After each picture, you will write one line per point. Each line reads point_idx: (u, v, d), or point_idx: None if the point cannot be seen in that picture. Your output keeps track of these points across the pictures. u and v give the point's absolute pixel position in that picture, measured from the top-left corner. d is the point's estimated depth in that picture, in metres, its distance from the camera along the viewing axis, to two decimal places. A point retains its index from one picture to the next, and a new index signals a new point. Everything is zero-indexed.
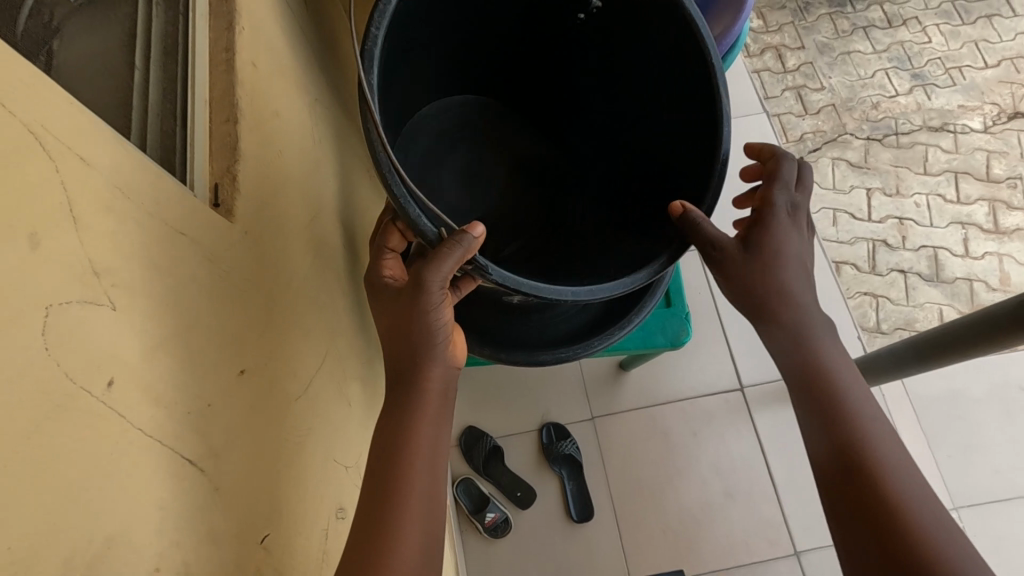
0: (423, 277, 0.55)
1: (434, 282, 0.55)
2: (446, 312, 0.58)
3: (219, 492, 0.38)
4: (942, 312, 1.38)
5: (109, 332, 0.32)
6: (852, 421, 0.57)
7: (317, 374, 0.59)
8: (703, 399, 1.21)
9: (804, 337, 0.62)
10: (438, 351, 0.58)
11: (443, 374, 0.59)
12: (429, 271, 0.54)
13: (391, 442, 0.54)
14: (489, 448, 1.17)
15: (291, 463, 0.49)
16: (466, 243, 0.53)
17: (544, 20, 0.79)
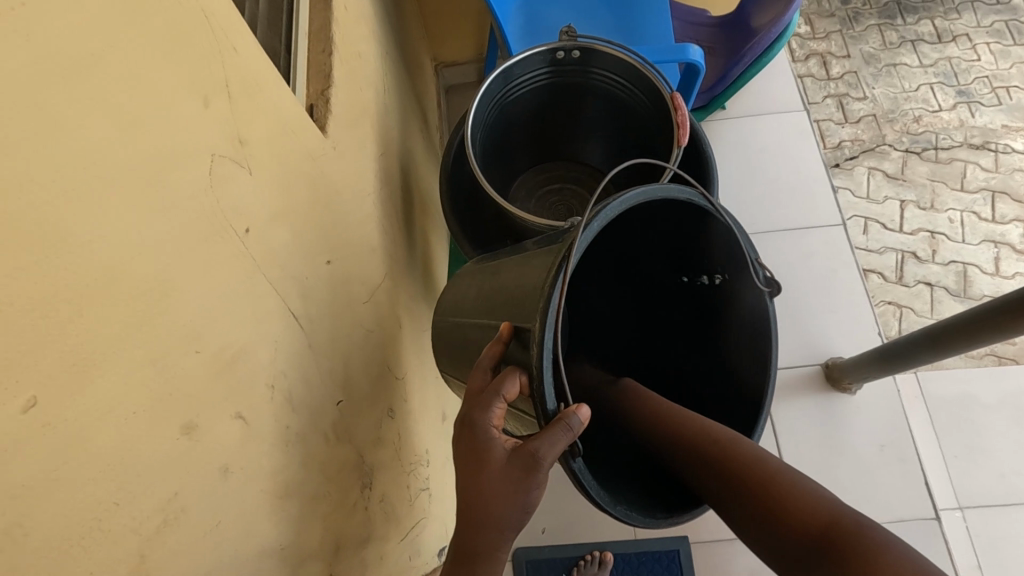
0: (533, 450, 0.44)
1: (541, 462, 0.44)
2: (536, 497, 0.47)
3: (311, 350, 0.45)
4: None
5: (247, 190, 0.39)
6: (713, 448, 0.50)
7: (375, 289, 0.66)
8: None
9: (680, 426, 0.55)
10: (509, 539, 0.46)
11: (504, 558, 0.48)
12: (539, 449, 0.43)
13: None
14: None
15: (356, 351, 0.55)
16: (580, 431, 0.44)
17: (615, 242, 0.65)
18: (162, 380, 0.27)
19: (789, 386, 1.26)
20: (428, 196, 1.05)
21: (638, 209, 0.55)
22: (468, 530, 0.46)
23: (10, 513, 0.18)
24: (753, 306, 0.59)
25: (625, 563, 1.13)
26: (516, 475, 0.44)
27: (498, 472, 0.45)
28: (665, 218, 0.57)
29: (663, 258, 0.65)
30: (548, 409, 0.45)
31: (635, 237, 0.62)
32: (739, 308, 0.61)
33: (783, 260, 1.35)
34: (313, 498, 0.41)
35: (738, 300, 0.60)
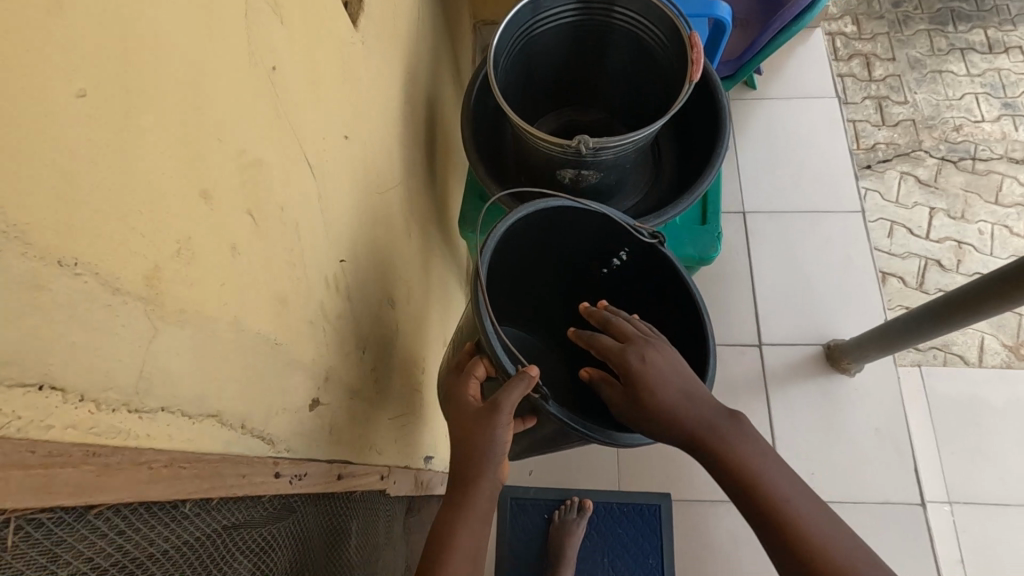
0: (495, 397, 0.59)
1: (504, 408, 0.59)
2: (508, 438, 0.60)
3: (321, 202, 0.49)
4: (984, 341, 1.31)
5: (278, 34, 0.42)
6: (800, 526, 0.52)
7: (391, 190, 0.69)
8: (723, 348, 1.28)
9: (768, 489, 0.54)
10: (492, 464, 0.58)
11: (493, 490, 0.59)
12: (499, 394, 0.59)
13: (449, 517, 0.57)
14: None
15: (365, 231, 0.59)
16: (533, 379, 0.59)
17: (553, 270, 0.83)
18: (188, 141, 0.31)
19: (792, 367, 1.26)
20: (452, 134, 1.08)
21: (537, 229, 0.74)
22: (460, 462, 0.59)
23: (57, 164, 0.22)
24: (654, 252, 0.75)
25: (606, 509, 1.16)
26: (485, 420, 0.59)
27: (472, 422, 0.60)
28: (566, 226, 0.75)
29: (588, 262, 0.82)
30: (508, 369, 0.61)
31: (562, 251, 0.80)
32: (650, 261, 0.76)
33: (797, 242, 1.36)
34: (310, 328, 0.45)
35: (645, 255, 0.77)
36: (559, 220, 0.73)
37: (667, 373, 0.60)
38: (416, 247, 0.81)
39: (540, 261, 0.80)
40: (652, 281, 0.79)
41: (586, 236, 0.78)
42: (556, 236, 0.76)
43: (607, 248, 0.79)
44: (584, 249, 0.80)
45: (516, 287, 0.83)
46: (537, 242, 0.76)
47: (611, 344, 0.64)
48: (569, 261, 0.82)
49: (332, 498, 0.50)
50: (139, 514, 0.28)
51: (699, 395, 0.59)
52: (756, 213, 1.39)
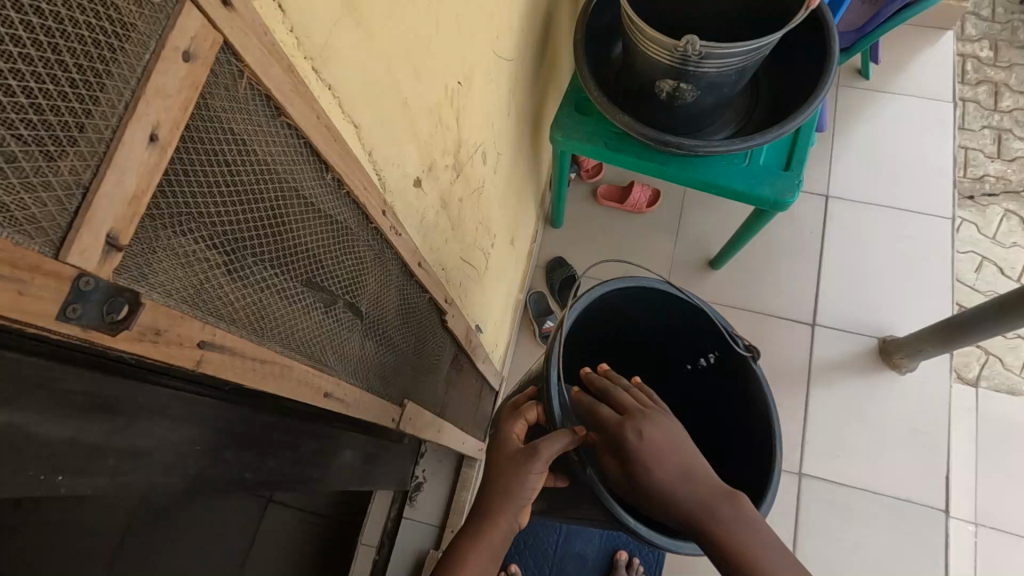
0: (536, 442, 0.61)
1: (541, 457, 0.61)
2: (536, 486, 0.62)
3: (461, 17, 0.55)
4: None
5: None
6: None
7: (507, 54, 0.75)
8: (775, 320, 1.27)
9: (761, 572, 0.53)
10: (514, 508, 0.60)
11: (507, 531, 0.60)
12: (541, 442, 0.61)
13: (465, 541, 0.59)
14: (566, 277, 1.30)
15: (482, 73, 0.65)
16: (578, 436, 0.61)
17: (643, 341, 0.88)
18: None
19: (841, 356, 1.24)
20: (560, 48, 1.12)
21: (634, 301, 0.80)
22: (486, 499, 0.61)
23: None
24: (742, 363, 0.75)
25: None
26: (520, 464, 0.61)
27: (506, 462, 0.62)
28: (663, 308, 0.80)
29: (680, 351, 0.85)
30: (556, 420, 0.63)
31: (655, 328, 0.84)
32: (735, 370, 0.77)
33: (874, 236, 1.33)
34: (426, 115, 0.51)
35: (731, 363, 0.78)
36: (658, 301, 0.78)
37: (668, 445, 0.60)
38: (513, 126, 0.87)
39: (635, 330, 0.86)
40: (733, 390, 0.79)
41: (681, 325, 0.81)
42: (653, 312, 0.81)
43: (698, 341, 0.82)
44: (676, 336, 0.84)
45: (606, 347, 0.89)
46: (632, 312, 0.82)
47: (609, 417, 0.63)
48: (661, 338, 0.86)
49: (408, 283, 0.57)
50: (300, 147, 0.35)
51: (695, 472, 0.59)
52: (838, 200, 1.37)
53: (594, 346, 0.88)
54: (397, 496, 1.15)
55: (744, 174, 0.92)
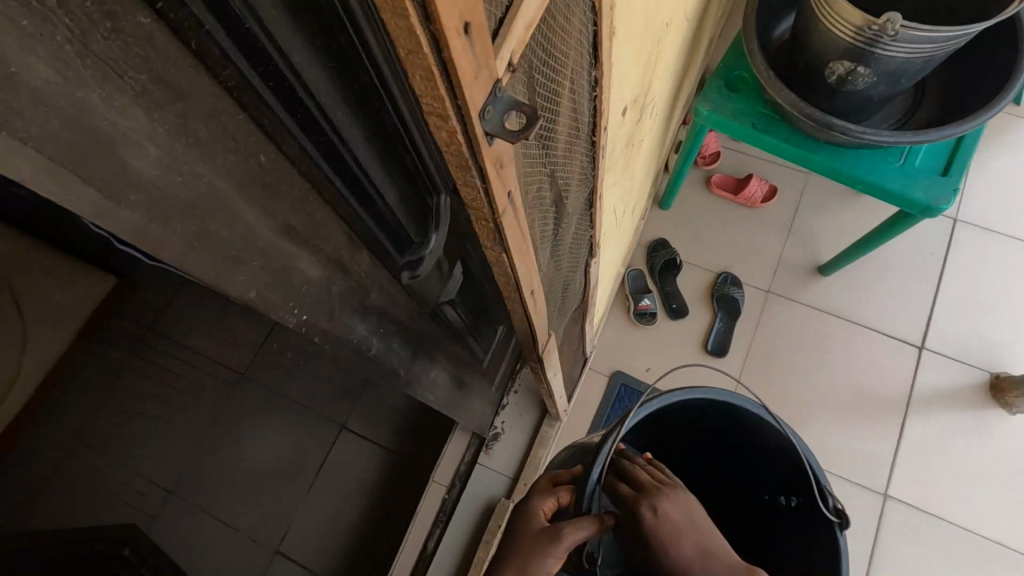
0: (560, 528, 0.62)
1: (563, 542, 0.61)
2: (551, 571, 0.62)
3: None
4: None
5: None
6: None
7: (690, 10, 0.75)
8: (879, 336, 1.23)
9: None
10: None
11: None
12: (565, 528, 0.61)
13: None
14: (668, 259, 1.30)
15: (678, 21, 0.66)
16: (600, 527, 0.62)
17: (725, 453, 0.88)
18: None
19: (944, 385, 1.19)
20: (710, 22, 1.11)
21: (727, 412, 0.80)
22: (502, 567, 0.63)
23: None
24: (825, 522, 0.74)
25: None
26: (540, 546, 0.62)
27: (528, 537, 0.64)
28: (755, 432, 0.80)
29: (762, 478, 0.85)
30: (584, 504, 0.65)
31: (742, 447, 0.84)
32: (814, 527, 0.76)
33: (999, 267, 1.27)
34: (649, 45, 0.52)
35: (810, 517, 0.77)
36: (752, 425, 0.79)
37: (683, 522, 0.68)
38: (670, 88, 0.87)
39: (721, 438, 0.86)
40: (805, 540, 0.78)
41: (772, 458, 0.81)
42: (741, 431, 0.82)
43: (783, 478, 0.81)
44: (760, 463, 0.84)
45: (686, 442, 0.90)
46: (721, 421, 0.82)
47: (626, 492, 0.71)
48: (744, 458, 0.86)
49: (585, 220, 0.60)
50: (595, 53, 0.38)
51: (707, 550, 0.68)
52: (966, 225, 1.31)
53: (673, 437, 0.89)
54: (473, 442, 1.18)
55: (896, 174, 0.89)
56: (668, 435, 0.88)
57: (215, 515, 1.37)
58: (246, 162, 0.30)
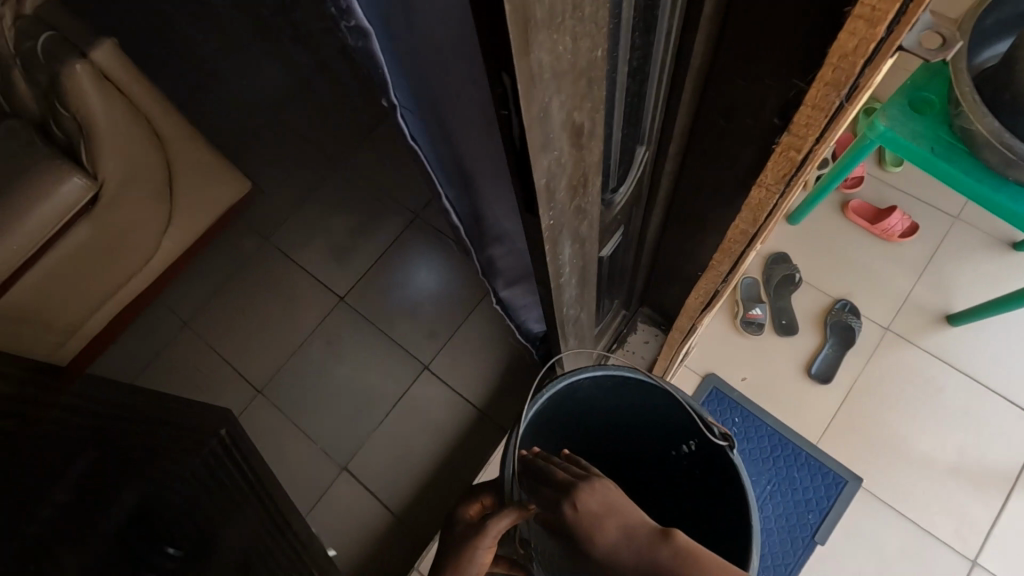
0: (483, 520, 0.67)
1: (486, 532, 0.66)
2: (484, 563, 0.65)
3: None
4: None
5: None
6: None
7: None
8: (998, 399, 1.16)
9: None
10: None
11: None
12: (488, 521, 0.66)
13: None
14: (787, 274, 1.27)
15: None
16: (519, 511, 0.65)
17: (632, 437, 0.89)
18: None
19: None
20: None
21: (606, 385, 0.82)
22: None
23: None
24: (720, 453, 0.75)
25: (749, 451, 1.16)
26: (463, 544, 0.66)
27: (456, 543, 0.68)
28: (633, 388, 0.82)
29: (664, 437, 0.85)
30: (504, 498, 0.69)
31: (637, 416, 0.86)
32: (717, 465, 0.77)
33: None
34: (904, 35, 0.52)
35: (711, 457, 0.78)
36: (636, 390, 0.82)
37: (606, 509, 0.59)
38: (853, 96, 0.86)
39: (618, 418, 0.88)
40: (712, 479, 0.78)
41: (664, 413, 0.82)
42: (632, 399, 0.84)
43: (677, 431, 0.82)
44: (658, 425, 0.85)
45: (589, 441, 0.91)
46: (609, 399, 0.85)
47: (553, 493, 0.64)
48: (646, 431, 0.87)
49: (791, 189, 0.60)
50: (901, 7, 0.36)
51: (635, 524, 0.57)
52: None
53: (579, 437, 0.91)
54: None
55: None
56: (574, 436, 0.90)
57: (298, 423, 1.45)
58: (595, 52, 0.32)
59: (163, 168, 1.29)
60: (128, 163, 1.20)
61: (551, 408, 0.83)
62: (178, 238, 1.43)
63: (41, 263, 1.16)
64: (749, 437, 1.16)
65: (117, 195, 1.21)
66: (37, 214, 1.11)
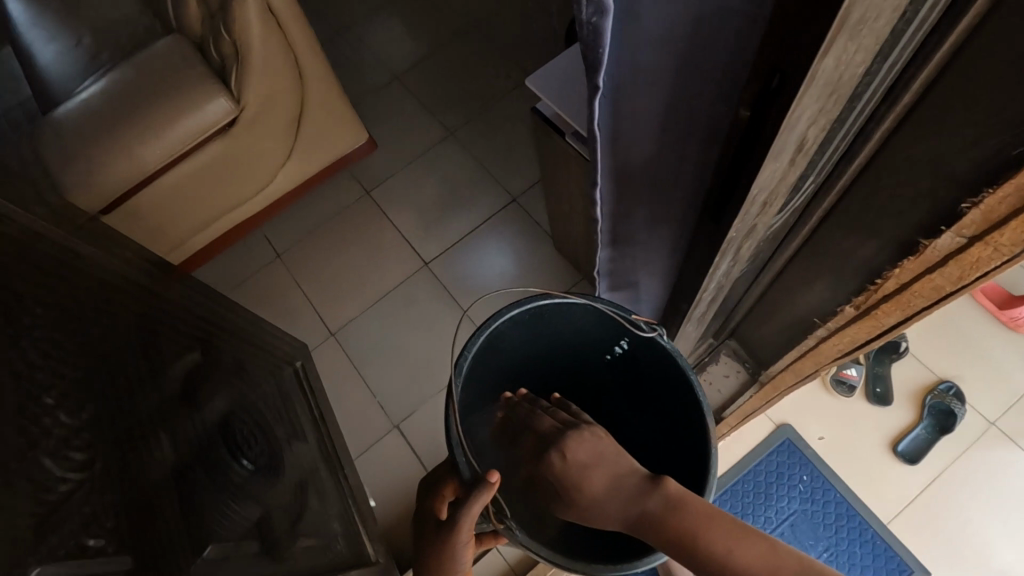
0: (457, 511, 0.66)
1: (463, 518, 0.65)
2: (465, 547, 0.68)
3: None
4: None
5: None
6: None
7: None
8: None
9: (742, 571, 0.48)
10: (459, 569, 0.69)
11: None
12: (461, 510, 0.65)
13: None
14: (892, 341, 1.19)
15: None
16: (493, 485, 0.64)
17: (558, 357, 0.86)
18: None
19: None
20: None
21: (524, 313, 0.77)
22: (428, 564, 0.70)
23: None
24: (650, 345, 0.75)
25: (812, 513, 1.11)
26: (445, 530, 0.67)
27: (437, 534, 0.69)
28: (558, 309, 0.78)
29: (591, 342, 0.83)
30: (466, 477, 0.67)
31: (564, 335, 0.83)
32: (651, 361, 0.76)
33: None
34: None
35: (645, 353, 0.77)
36: (556, 308, 0.78)
37: (594, 458, 0.62)
38: None
39: (541, 344, 0.83)
40: (648, 373, 0.78)
41: (588, 322, 0.80)
42: (558, 321, 0.80)
43: (602, 335, 0.81)
44: (583, 336, 0.82)
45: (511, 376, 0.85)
46: (534, 326, 0.80)
47: (540, 444, 0.68)
48: (569, 345, 0.84)
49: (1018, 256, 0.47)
50: None
51: (619, 469, 0.61)
52: None
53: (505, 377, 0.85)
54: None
55: None
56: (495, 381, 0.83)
57: (361, 371, 1.50)
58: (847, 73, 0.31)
59: (297, 104, 1.34)
60: (269, 94, 1.26)
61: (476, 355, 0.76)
62: (294, 172, 1.50)
63: (177, 170, 1.24)
64: (792, 489, 1.13)
65: (253, 122, 1.27)
66: (182, 129, 1.18)
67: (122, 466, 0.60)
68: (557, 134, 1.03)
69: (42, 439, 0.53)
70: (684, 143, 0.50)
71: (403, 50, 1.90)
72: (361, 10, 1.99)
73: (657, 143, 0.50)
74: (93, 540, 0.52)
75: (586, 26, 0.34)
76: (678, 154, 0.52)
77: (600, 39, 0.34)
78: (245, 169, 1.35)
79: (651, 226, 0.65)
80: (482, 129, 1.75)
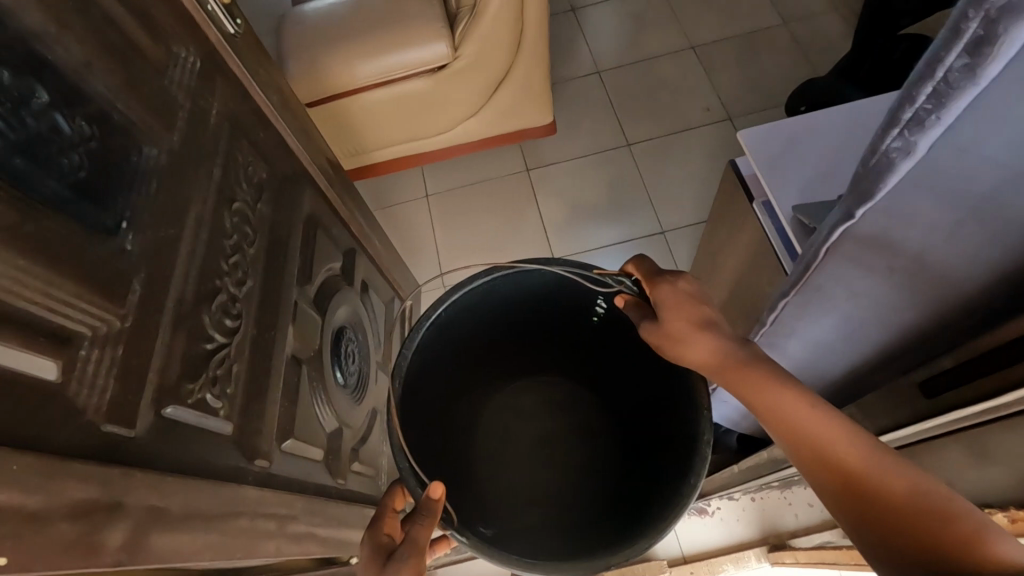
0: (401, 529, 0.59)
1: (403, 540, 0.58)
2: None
3: None
4: None
5: None
6: (812, 443, 0.51)
7: None
8: None
9: (786, 401, 0.53)
10: None
11: None
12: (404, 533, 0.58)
13: None
14: None
15: None
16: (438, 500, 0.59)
17: (540, 321, 0.89)
18: None
19: None
20: None
21: (484, 288, 0.78)
22: None
23: None
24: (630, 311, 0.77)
25: None
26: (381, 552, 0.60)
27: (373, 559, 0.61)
28: (519, 279, 0.79)
29: (575, 306, 0.84)
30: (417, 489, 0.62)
31: (540, 302, 0.85)
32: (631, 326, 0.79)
33: None
34: None
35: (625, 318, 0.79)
36: (516, 282, 0.79)
37: (684, 299, 0.62)
38: None
39: (514, 311, 0.86)
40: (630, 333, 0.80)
41: (560, 288, 0.81)
42: (519, 289, 0.81)
43: (581, 301, 0.82)
44: (564, 302, 0.84)
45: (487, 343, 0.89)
46: (503, 297, 0.82)
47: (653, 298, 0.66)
48: (550, 310, 0.87)
49: None
50: None
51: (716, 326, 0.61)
52: None
53: (477, 348, 0.89)
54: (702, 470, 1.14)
55: None
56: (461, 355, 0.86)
57: None
58: None
59: (503, 70, 1.38)
60: (485, 52, 1.30)
61: (442, 328, 0.77)
62: (475, 128, 1.54)
63: (381, 91, 1.33)
64: None
65: (459, 71, 1.32)
66: (400, 58, 1.27)
67: (256, 342, 0.67)
68: (745, 196, 0.97)
69: (215, 297, 0.60)
70: (936, 306, 0.52)
71: (618, 54, 1.91)
72: (596, 2, 2.02)
73: (907, 294, 0.53)
74: (211, 398, 0.58)
75: (879, 158, 0.41)
76: (923, 312, 0.54)
77: (891, 170, 0.40)
78: (435, 112, 1.42)
79: (852, 357, 0.66)
80: (658, 154, 1.73)
